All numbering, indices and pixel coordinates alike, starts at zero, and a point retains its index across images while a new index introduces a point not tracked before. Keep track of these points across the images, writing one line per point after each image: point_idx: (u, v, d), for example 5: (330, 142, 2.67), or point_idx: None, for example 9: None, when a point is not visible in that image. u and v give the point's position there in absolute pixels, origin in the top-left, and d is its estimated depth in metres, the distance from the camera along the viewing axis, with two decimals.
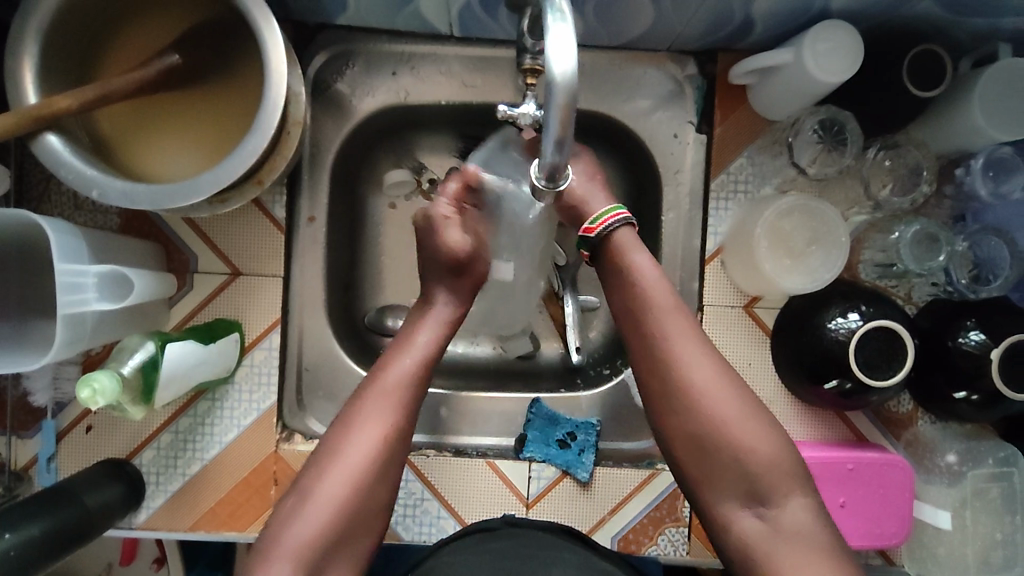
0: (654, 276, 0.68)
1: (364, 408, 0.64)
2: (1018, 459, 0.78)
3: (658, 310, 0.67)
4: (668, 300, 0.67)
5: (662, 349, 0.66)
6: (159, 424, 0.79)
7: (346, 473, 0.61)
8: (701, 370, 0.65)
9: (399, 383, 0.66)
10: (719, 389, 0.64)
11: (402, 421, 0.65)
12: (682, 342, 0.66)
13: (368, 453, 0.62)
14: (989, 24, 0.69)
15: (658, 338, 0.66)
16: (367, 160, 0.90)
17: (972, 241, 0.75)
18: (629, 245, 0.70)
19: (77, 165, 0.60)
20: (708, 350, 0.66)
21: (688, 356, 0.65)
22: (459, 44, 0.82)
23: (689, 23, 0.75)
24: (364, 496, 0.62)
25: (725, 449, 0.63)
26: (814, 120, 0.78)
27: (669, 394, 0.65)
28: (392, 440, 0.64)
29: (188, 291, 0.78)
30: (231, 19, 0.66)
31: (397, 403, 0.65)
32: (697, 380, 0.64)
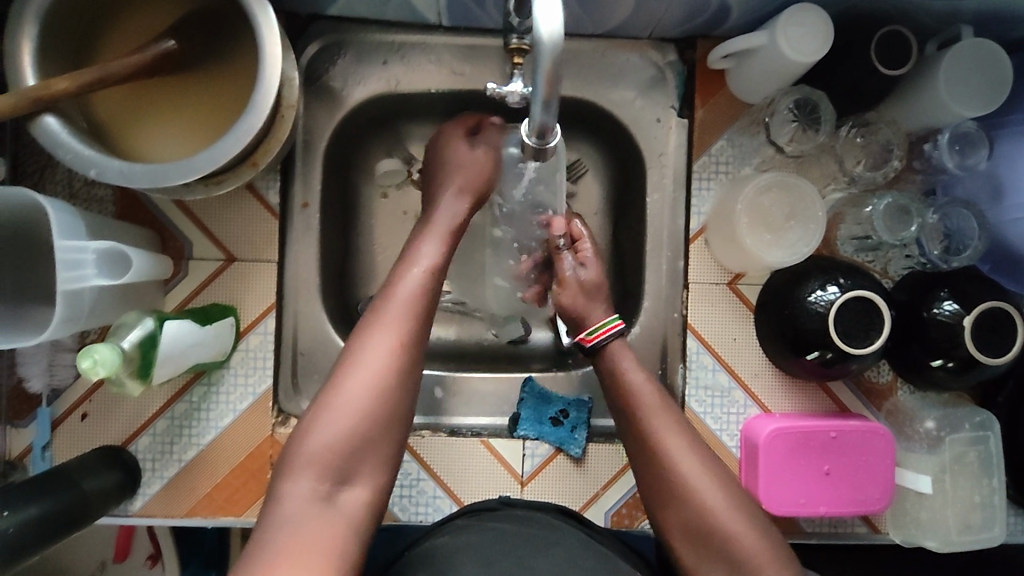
0: (644, 378, 0.71)
1: (380, 316, 0.63)
2: (993, 423, 0.80)
3: (646, 407, 0.69)
4: (654, 398, 0.70)
5: (656, 446, 0.67)
6: (154, 411, 0.80)
7: (367, 378, 0.60)
8: (690, 466, 0.66)
9: (416, 285, 0.65)
10: (709, 485, 0.65)
11: (421, 316, 0.64)
12: (668, 437, 0.67)
13: (389, 351, 0.61)
14: (951, 6, 0.73)
15: (652, 436, 0.68)
16: (359, 148, 0.92)
17: (942, 213, 0.78)
18: (624, 356, 0.74)
19: (75, 145, 0.61)
20: (700, 449, 0.67)
21: (676, 451, 0.66)
22: (448, 33, 0.85)
23: (668, 10, 0.78)
24: (387, 400, 0.60)
25: (719, 543, 0.62)
26: (790, 100, 0.81)
27: (659, 492, 0.66)
28: (411, 342, 0.63)
29: (183, 278, 0.79)
30: (226, 7, 0.67)
31: (413, 303, 0.64)
32: (686, 479, 0.65)
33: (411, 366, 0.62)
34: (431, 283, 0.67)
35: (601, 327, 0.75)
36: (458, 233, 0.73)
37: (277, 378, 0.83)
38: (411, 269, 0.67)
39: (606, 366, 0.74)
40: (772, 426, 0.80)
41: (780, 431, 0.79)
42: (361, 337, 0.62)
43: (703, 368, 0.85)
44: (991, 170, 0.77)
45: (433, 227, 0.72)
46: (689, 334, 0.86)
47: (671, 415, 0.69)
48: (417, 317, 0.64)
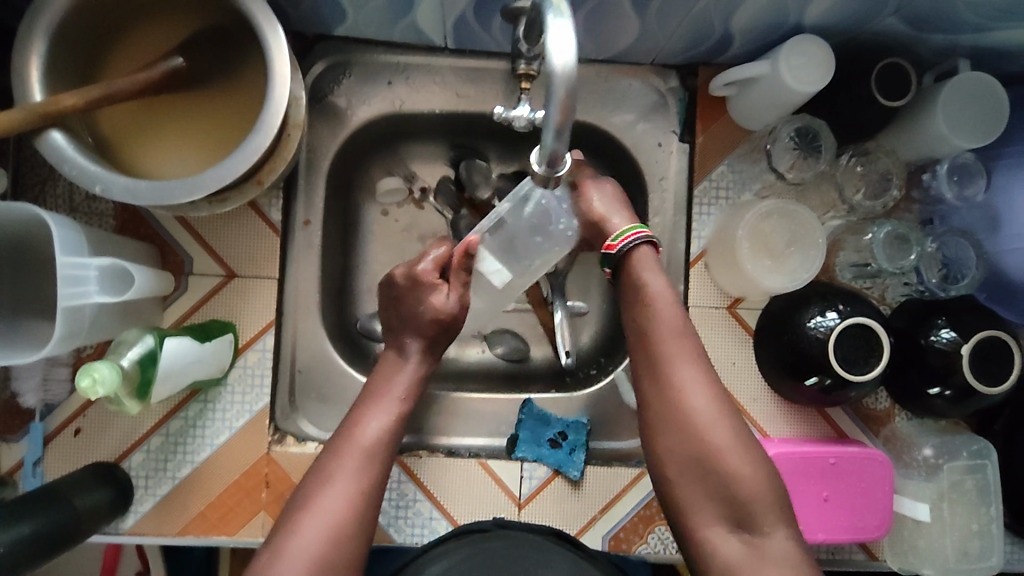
0: (662, 287, 0.70)
1: (338, 465, 0.65)
2: (991, 451, 0.81)
3: (661, 332, 0.69)
4: (675, 321, 0.69)
5: (664, 369, 0.67)
6: (149, 427, 0.79)
7: (322, 526, 0.61)
8: (696, 390, 0.66)
9: (374, 435, 0.67)
10: (715, 414, 0.65)
11: (369, 483, 0.65)
12: (681, 367, 0.67)
13: (337, 514, 0.62)
14: (949, 40, 0.75)
15: (664, 359, 0.68)
16: (360, 168, 0.92)
17: (941, 242, 0.79)
18: (646, 265, 0.72)
19: (81, 161, 0.61)
20: (709, 374, 0.67)
21: (687, 381, 0.67)
22: (453, 56, 0.85)
23: (671, 38, 0.79)
24: (340, 550, 0.61)
25: (715, 470, 0.64)
26: (791, 128, 0.82)
27: (665, 410, 0.67)
28: (362, 503, 0.64)
29: (183, 293, 0.79)
30: (234, 25, 0.68)
31: (364, 467, 0.65)
32: (692, 407, 0.66)
33: (361, 525, 0.63)
34: (386, 440, 0.68)
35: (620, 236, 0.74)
36: (412, 393, 0.72)
37: (274, 396, 0.83)
38: (361, 436, 0.66)
39: (631, 279, 0.72)
40: (771, 451, 0.80)
41: (780, 456, 0.79)
42: (317, 489, 0.63)
43: None
44: (988, 202, 0.78)
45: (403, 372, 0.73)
46: None
47: (680, 335, 0.68)
48: (373, 472, 0.66)
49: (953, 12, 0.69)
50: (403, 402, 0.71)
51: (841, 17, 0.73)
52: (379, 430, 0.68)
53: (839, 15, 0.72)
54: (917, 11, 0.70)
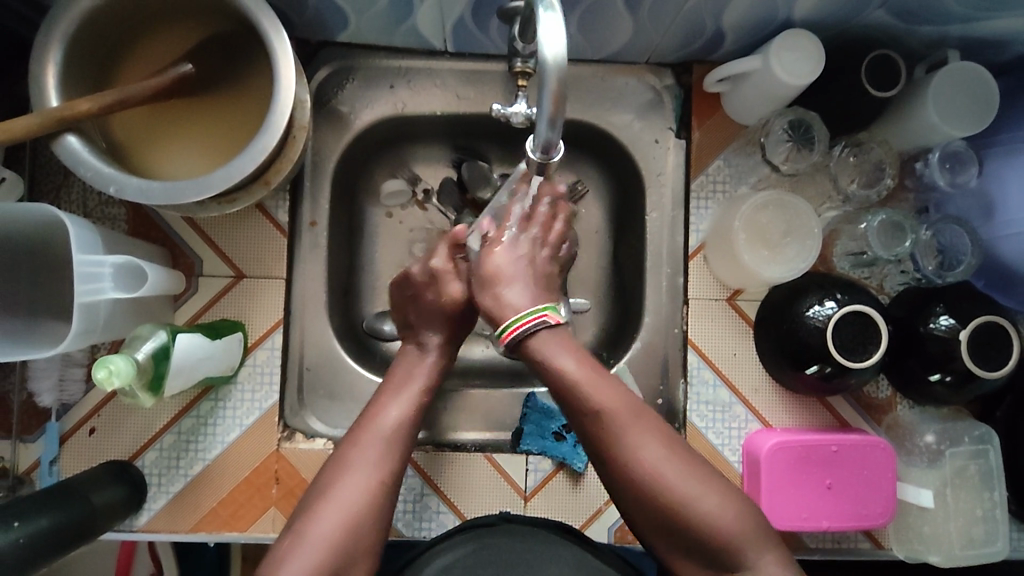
0: (575, 363, 0.66)
1: (354, 452, 0.65)
2: (993, 436, 0.81)
3: (591, 398, 0.65)
4: (601, 388, 0.65)
5: (611, 439, 0.64)
6: (161, 425, 0.80)
7: (339, 512, 0.61)
8: (651, 453, 0.63)
9: (390, 427, 0.67)
10: (675, 477, 0.62)
11: (389, 470, 0.65)
12: (621, 436, 0.64)
13: (359, 501, 0.62)
14: (938, 30, 0.77)
15: (609, 430, 0.64)
16: (365, 170, 0.94)
17: (935, 229, 0.80)
18: (549, 342, 0.67)
19: (96, 164, 0.63)
20: (658, 434, 0.64)
21: (634, 448, 0.63)
22: (453, 59, 0.88)
23: (664, 36, 0.81)
24: (357, 534, 0.61)
25: (687, 530, 0.62)
26: (784, 121, 0.84)
27: (621, 482, 0.64)
28: (381, 491, 0.63)
29: (194, 294, 0.81)
30: (241, 32, 0.70)
31: (384, 454, 0.65)
32: (648, 474, 0.63)
33: (380, 510, 0.63)
34: (403, 428, 0.68)
35: (519, 320, 0.68)
36: (433, 383, 0.73)
37: (283, 393, 0.84)
38: (380, 425, 0.67)
39: (536, 357, 0.67)
40: (773, 439, 0.80)
41: (781, 445, 0.80)
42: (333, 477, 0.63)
43: (703, 383, 0.86)
44: (981, 187, 0.79)
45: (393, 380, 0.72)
46: (690, 350, 0.87)
47: (620, 402, 0.64)
48: (390, 459, 0.65)
49: (939, 3, 0.71)
50: (422, 391, 0.71)
51: (829, 11, 0.74)
52: (402, 418, 0.68)
53: (827, 10, 0.74)
54: (903, 4, 0.72)
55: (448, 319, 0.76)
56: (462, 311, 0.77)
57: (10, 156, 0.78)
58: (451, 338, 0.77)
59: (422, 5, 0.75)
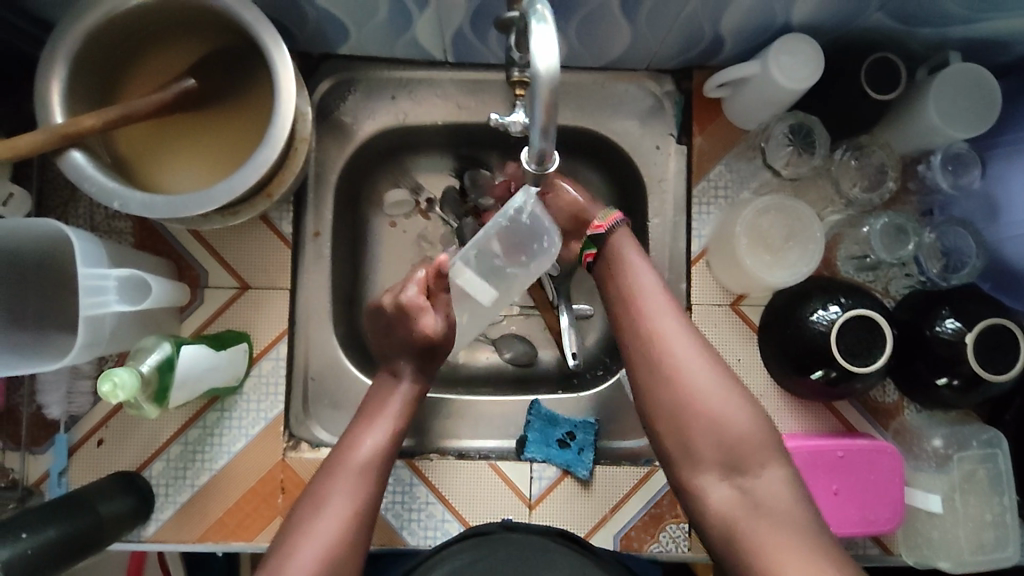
0: (641, 264, 0.75)
1: (336, 483, 0.69)
2: (1001, 440, 0.80)
3: (645, 300, 0.72)
4: (655, 288, 0.73)
5: (649, 326, 0.71)
6: (168, 436, 0.81)
7: (321, 542, 0.64)
8: (685, 344, 0.70)
9: (369, 458, 0.71)
10: (700, 367, 0.69)
11: (363, 500, 0.68)
12: (665, 326, 0.71)
13: (334, 537, 0.65)
14: (938, 33, 0.77)
15: (649, 323, 0.71)
16: (368, 180, 0.94)
17: (938, 232, 0.80)
18: (625, 243, 0.76)
19: (100, 178, 0.64)
20: (692, 333, 0.71)
21: (672, 338, 0.70)
22: (453, 69, 0.88)
23: (664, 43, 0.81)
24: (337, 562, 0.64)
25: (703, 418, 0.67)
26: (785, 125, 0.84)
27: (650, 363, 0.70)
28: (358, 521, 0.67)
29: (199, 305, 0.82)
30: (243, 46, 0.71)
31: (357, 495, 0.68)
32: (676, 364, 0.69)
33: (349, 555, 0.66)
34: (379, 461, 0.71)
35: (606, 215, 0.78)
36: (406, 412, 0.76)
37: (288, 404, 0.85)
38: (349, 470, 0.70)
39: (609, 257, 0.76)
40: None
41: (786, 450, 0.80)
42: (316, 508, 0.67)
43: None
44: (985, 189, 0.79)
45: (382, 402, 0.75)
46: None
47: (666, 298, 0.73)
48: (368, 492, 0.69)
49: (938, 6, 0.71)
50: (399, 419, 0.75)
51: (828, 15, 0.74)
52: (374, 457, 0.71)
53: (826, 14, 0.74)
54: (901, 7, 0.72)
55: (420, 350, 0.76)
56: (433, 344, 0.76)
57: (18, 172, 0.79)
58: (425, 369, 0.78)
59: (421, 17, 0.76)
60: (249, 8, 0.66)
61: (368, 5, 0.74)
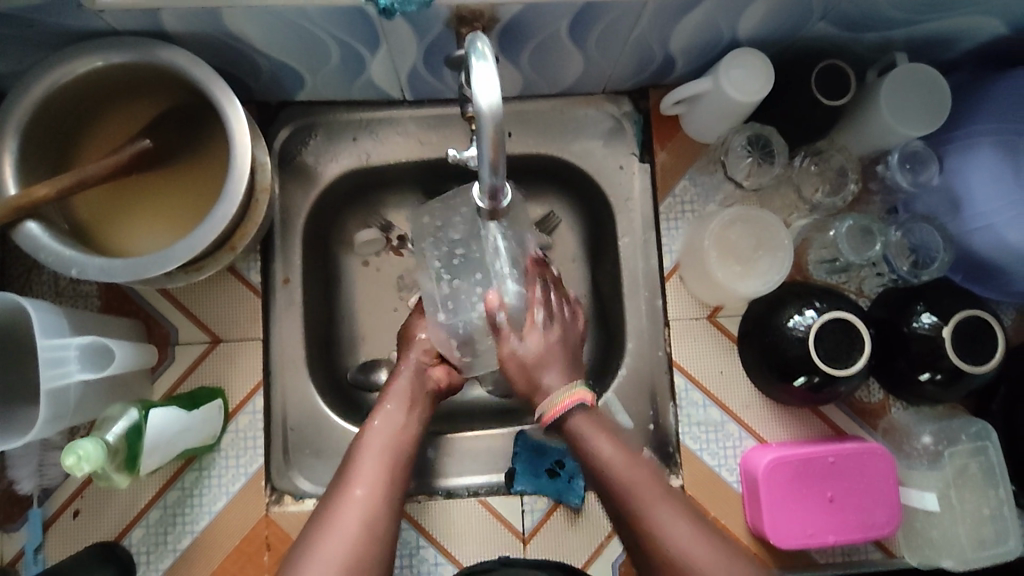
0: (613, 448, 0.67)
1: (358, 465, 0.69)
2: (989, 432, 0.80)
3: (632, 485, 0.65)
4: (634, 471, 0.65)
5: (637, 519, 0.64)
6: (146, 501, 0.79)
7: (357, 512, 0.64)
8: (680, 530, 0.62)
9: (383, 440, 0.72)
10: (702, 550, 0.62)
11: (391, 474, 0.69)
12: (654, 510, 0.63)
13: (365, 505, 0.65)
14: (882, 36, 0.78)
15: (638, 509, 0.63)
16: (337, 222, 0.94)
17: (905, 230, 0.81)
18: (591, 428, 0.69)
19: (57, 247, 0.63)
20: (684, 511, 0.64)
21: (667, 526, 0.63)
22: (413, 106, 0.89)
23: (616, 66, 0.82)
24: (376, 530, 0.64)
25: None
26: (742, 138, 0.85)
27: (651, 558, 0.63)
28: (390, 486, 0.68)
29: (170, 364, 0.81)
30: (197, 103, 0.71)
31: (383, 447, 0.71)
32: (681, 556, 0.61)
33: (390, 498, 0.67)
34: (397, 443, 0.72)
35: (560, 398, 0.71)
36: (413, 398, 0.78)
37: (269, 456, 0.83)
38: (372, 433, 0.72)
39: (577, 442, 0.69)
40: (768, 456, 0.79)
41: (777, 461, 0.78)
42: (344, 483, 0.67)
43: (693, 405, 0.85)
44: (944, 184, 0.80)
45: (395, 387, 0.78)
46: (676, 371, 0.86)
47: (652, 482, 0.65)
48: (394, 468, 0.69)
49: (878, 11, 0.72)
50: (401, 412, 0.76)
51: (773, 28, 0.76)
52: (392, 419, 0.75)
53: (770, 27, 0.76)
54: (842, 14, 0.74)
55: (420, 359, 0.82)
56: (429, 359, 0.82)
57: None
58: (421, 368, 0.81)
59: (374, 60, 0.76)
60: (199, 66, 0.66)
61: (319, 53, 0.74)
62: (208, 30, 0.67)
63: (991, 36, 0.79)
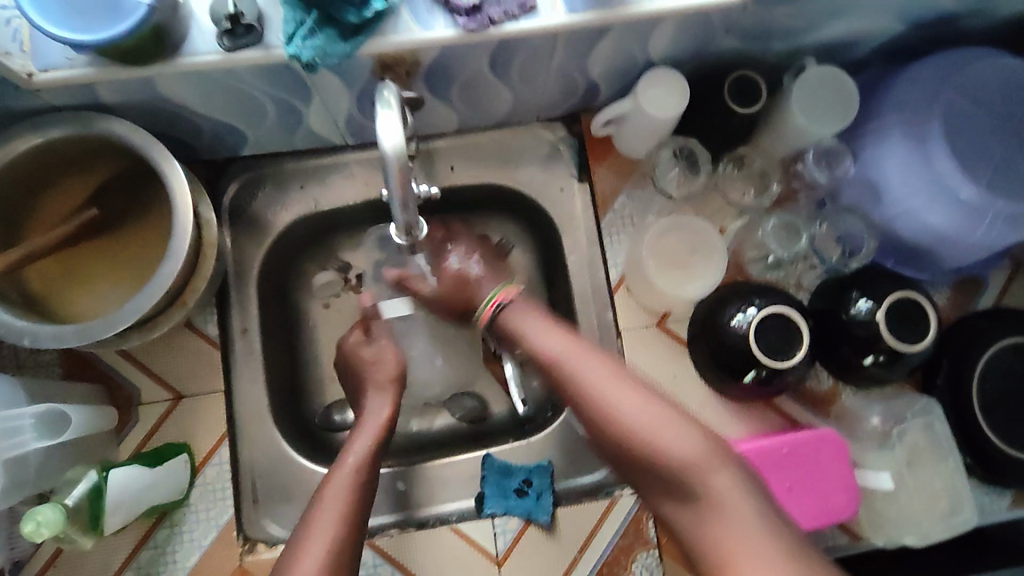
0: (540, 326, 0.73)
1: (320, 506, 0.65)
2: (935, 406, 0.84)
3: (560, 357, 0.70)
4: (561, 344, 0.70)
5: (567, 378, 0.68)
6: (119, 563, 0.79)
7: (318, 558, 0.60)
8: (602, 383, 0.66)
9: (350, 477, 0.68)
10: (622, 394, 0.65)
11: (352, 514, 0.65)
12: (576, 365, 0.68)
13: (326, 550, 0.61)
14: (788, 44, 0.83)
15: (561, 370, 0.69)
16: (294, 268, 0.96)
17: (829, 222, 0.87)
18: (517, 313, 0.75)
19: (9, 320, 0.65)
20: (611, 367, 0.68)
21: (589, 379, 0.67)
22: (356, 150, 0.93)
23: (544, 94, 0.86)
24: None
25: (643, 453, 0.62)
26: (670, 149, 0.90)
27: (582, 411, 0.67)
28: (350, 528, 0.64)
29: (135, 425, 0.82)
30: (140, 169, 0.74)
31: (352, 490, 0.66)
32: (605, 404, 0.65)
33: (353, 541, 0.63)
34: (364, 481, 0.68)
35: (494, 293, 0.78)
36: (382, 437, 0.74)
37: (239, 506, 0.83)
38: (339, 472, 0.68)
39: (507, 328, 0.76)
40: (726, 453, 0.81)
41: None
42: (306, 530, 0.63)
43: None
44: (862, 174, 0.84)
45: (363, 430, 0.75)
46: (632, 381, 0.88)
47: (585, 352, 0.69)
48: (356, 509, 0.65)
49: (778, 22, 0.77)
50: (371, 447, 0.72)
51: (685, 47, 0.80)
52: (363, 460, 0.70)
53: (682, 46, 0.80)
54: (746, 29, 0.78)
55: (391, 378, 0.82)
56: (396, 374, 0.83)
57: None
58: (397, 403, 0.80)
59: (309, 110, 0.79)
60: (139, 133, 0.69)
61: (255, 109, 0.77)
62: (143, 98, 0.70)
63: (891, 35, 0.84)
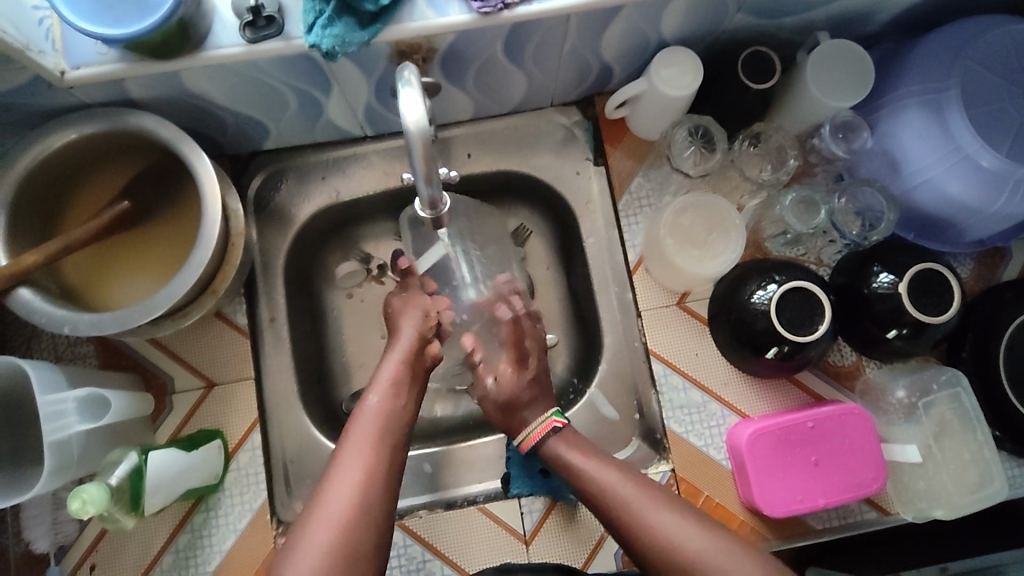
0: (591, 461, 0.71)
1: (348, 444, 0.64)
2: (960, 377, 0.83)
3: (611, 489, 0.67)
4: (618, 479, 0.68)
5: (620, 512, 0.65)
6: (159, 547, 0.82)
7: (347, 491, 0.59)
8: (659, 514, 0.64)
9: (376, 414, 0.66)
10: (679, 524, 0.62)
11: (381, 450, 0.63)
12: (630, 498, 0.66)
13: (357, 485, 0.60)
14: (801, 20, 0.83)
15: (612, 504, 0.66)
16: (317, 259, 0.98)
17: (848, 195, 0.85)
18: (570, 446, 0.74)
19: (50, 308, 0.67)
20: (669, 501, 0.65)
21: (644, 512, 0.64)
22: (375, 141, 0.94)
23: (559, 78, 0.87)
24: (368, 510, 0.59)
25: None
26: (684, 130, 0.90)
27: (634, 551, 0.64)
28: (380, 465, 0.62)
29: (170, 412, 0.84)
30: (168, 162, 0.77)
31: (378, 426, 0.65)
32: (661, 540, 0.62)
33: (386, 478, 0.62)
34: (390, 418, 0.67)
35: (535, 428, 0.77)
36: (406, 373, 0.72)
37: (272, 490, 0.85)
38: (365, 410, 0.67)
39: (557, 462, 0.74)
40: (749, 429, 0.81)
41: (758, 432, 0.81)
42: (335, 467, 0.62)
43: (674, 389, 0.88)
44: (881, 147, 0.83)
45: (386, 369, 0.72)
46: (653, 359, 0.89)
47: (639, 483, 0.67)
48: (384, 446, 0.64)
49: None
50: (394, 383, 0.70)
51: (698, 25, 0.81)
52: (390, 400, 0.69)
53: (695, 25, 0.80)
54: (759, 5, 0.78)
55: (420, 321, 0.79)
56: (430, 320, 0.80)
57: None
58: (423, 340, 0.77)
59: (329, 101, 0.81)
60: (166, 126, 0.71)
61: (277, 101, 0.79)
62: (169, 92, 0.72)
63: (905, 7, 0.83)
